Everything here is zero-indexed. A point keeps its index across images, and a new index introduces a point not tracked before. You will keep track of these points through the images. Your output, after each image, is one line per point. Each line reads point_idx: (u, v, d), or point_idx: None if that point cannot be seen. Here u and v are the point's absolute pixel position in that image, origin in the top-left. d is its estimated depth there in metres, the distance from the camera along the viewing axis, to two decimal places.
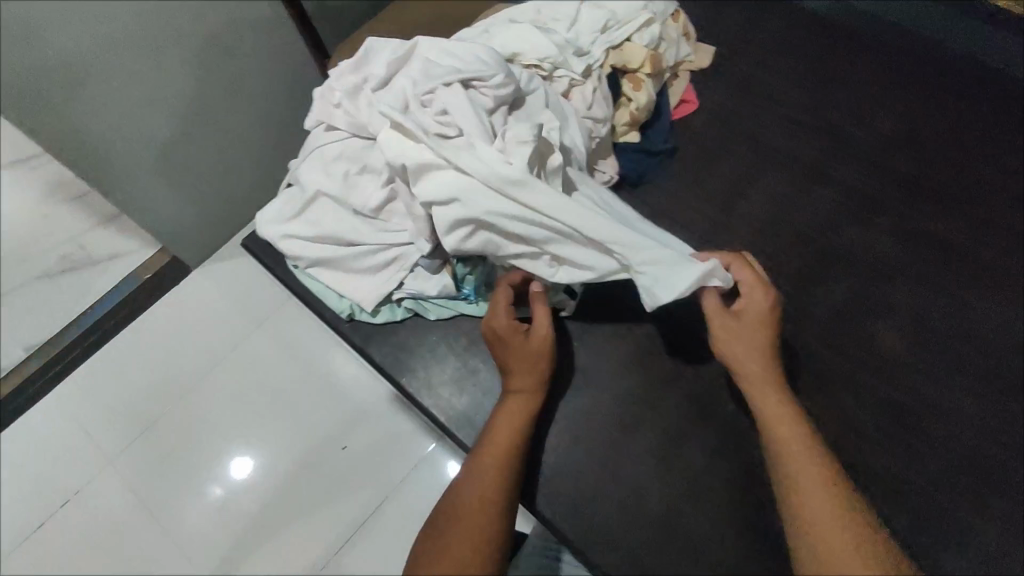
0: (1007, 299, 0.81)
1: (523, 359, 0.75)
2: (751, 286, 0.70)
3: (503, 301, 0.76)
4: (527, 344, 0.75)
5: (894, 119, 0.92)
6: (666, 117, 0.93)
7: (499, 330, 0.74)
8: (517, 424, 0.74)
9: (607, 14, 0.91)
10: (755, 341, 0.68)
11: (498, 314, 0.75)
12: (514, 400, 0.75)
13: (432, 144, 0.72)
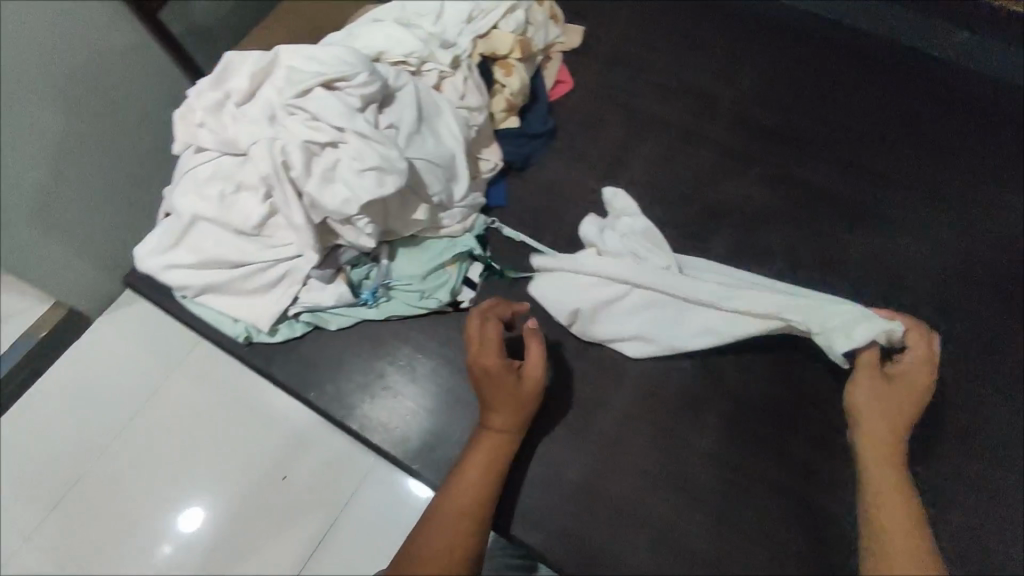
0: (891, 235, 0.87)
1: (510, 396, 0.69)
2: (917, 348, 0.67)
3: (495, 340, 0.70)
4: (520, 385, 0.70)
5: (755, 78, 0.98)
6: (543, 101, 0.95)
7: (490, 368, 0.69)
8: (493, 462, 0.68)
9: (471, 5, 0.91)
10: (894, 403, 0.65)
11: (485, 352, 0.70)
12: (488, 435, 0.69)
13: (318, 178, 0.75)
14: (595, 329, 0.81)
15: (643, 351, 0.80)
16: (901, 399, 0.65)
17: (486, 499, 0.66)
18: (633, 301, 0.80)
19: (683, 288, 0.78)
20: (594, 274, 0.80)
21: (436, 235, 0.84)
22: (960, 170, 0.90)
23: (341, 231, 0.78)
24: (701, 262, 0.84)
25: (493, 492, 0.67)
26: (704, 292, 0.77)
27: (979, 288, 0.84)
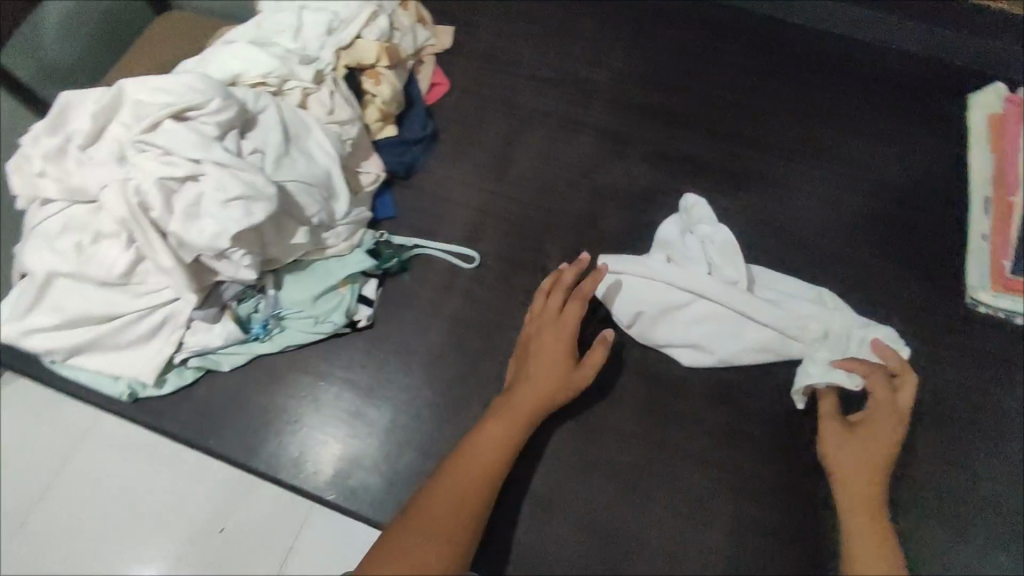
0: (771, 196, 0.90)
1: (556, 374, 0.71)
2: (882, 389, 0.70)
3: (570, 314, 0.74)
4: (573, 372, 0.72)
5: (627, 58, 0.99)
6: (419, 106, 0.94)
7: (549, 337, 0.73)
8: (503, 440, 0.67)
9: (328, 15, 0.87)
10: (868, 445, 0.68)
11: (554, 325, 0.74)
12: (512, 410, 0.69)
13: (184, 213, 0.69)
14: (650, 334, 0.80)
15: (697, 361, 0.79)
16: (873, 442, 0.68)
17: (489, 478, 0.65)
18: (690, 315, 0.80)
19: (734, 301, 0.77)
20: (666, 280, 0.79)
21: (323, 257, 0.82)
22: (830, 125, 0.94)
23: (217, 267, 0.74)
24: (764, 273, 0.83)
25: (498, 472, 0.66)
26: (773, 313, 0.77)
27: (860, 234, 0.88)
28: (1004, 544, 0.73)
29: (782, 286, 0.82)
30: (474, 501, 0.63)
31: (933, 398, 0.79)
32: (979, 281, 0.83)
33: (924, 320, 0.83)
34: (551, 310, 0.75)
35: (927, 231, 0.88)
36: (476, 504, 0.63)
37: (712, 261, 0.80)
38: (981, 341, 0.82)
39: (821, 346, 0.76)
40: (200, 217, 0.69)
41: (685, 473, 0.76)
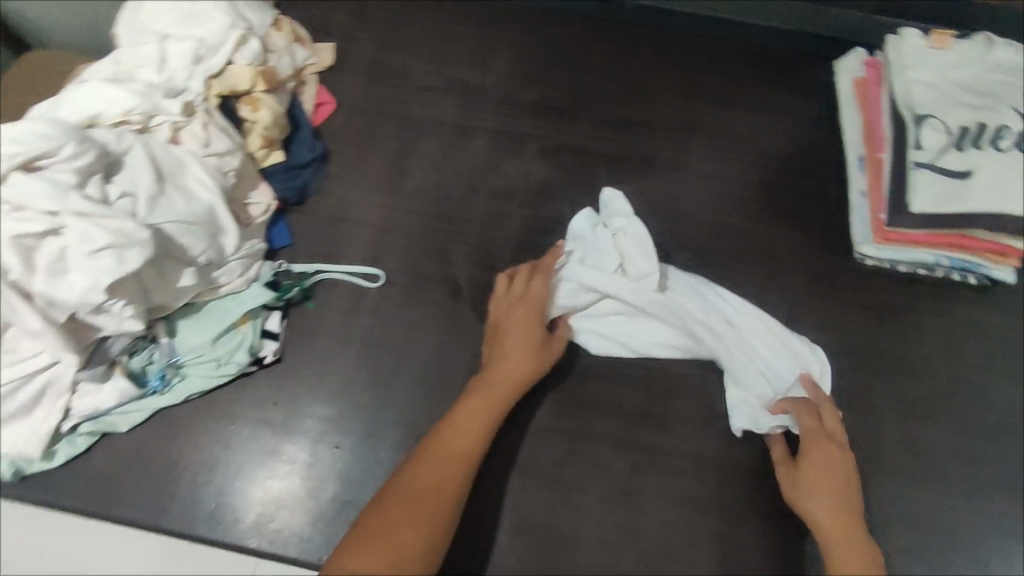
0: (666, 179, 0.92)
1: (531, 348, 0.75)
2: (810, 423, 0.72)
3: (536, 293, 0.78)
4: (545, 346, 0.77)
5: (512, 60, 0.99)
6: (306, 127, 0.91)
7: (520, 315, 0.77)
8: (482, 418, 0.71)
9: (192, 41, 0.82)
10: (822, 481, 0.69)
11: (524, 302, 0.78)
12: (490, 387, 0.73)
13: (49, 270, 0.64)
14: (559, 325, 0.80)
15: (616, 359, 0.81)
16: (826, 485, 0.69)
17: (468, 456, 0.69)
18: (604, 316, 0.81)
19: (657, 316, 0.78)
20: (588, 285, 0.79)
21: (217, 296, 0.78)
22: (712, 104, 0.97)
23: (97, 323, 0.68)
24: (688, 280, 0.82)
25: (477, 448, 0.70)
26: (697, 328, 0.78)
27: (752, 204, 0.91)
28: (912, 477, 0.77)
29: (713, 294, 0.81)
30: (453, 479, 0.67)
31: (835, 352, 0.83)
32: (863, 237, 0.87)
33: (819, 280, 0.87)
34: (516, 291, 0.79)
35: (811, 195, 0.92)
36: (456, 481, 0.67)
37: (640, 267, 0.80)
38: (870, 292, 0.87)
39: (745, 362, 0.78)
40: (68, 272, 0.65)
41: (617, 460, 0.76)
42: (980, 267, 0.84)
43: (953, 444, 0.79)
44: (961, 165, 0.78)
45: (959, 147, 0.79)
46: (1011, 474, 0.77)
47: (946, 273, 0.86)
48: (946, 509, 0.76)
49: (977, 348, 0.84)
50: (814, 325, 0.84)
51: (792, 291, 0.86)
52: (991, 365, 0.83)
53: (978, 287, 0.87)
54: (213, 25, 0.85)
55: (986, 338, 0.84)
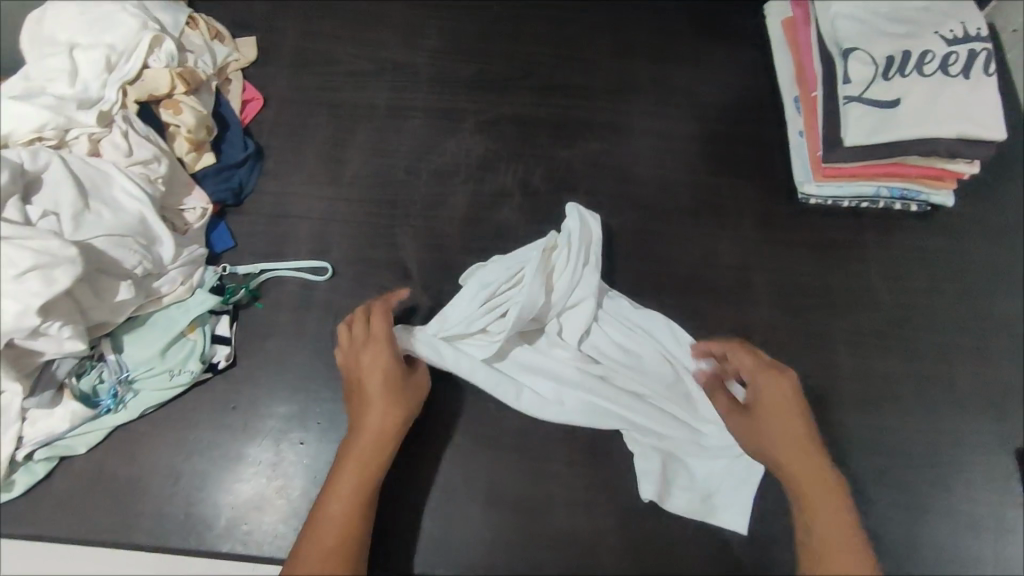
0: (606, 140, 0.92)
1: (388, 393, 0.70)
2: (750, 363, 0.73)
3: (381, 333, 0.72)
4: (405, 384, 0.71)
5: (440, 35, 0.97)
6: (236, 126, 0.88)
7: (371, 360, 0.71)
8: (356, 486, 0.66)
9: (102, 49, 0.79)
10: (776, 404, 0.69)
11: (367, 349, 0.72)
12: (356, 451, 0.67)
13: None
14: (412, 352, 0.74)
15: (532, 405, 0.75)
16: (788, 425, 0.68)
17: (353, 522, 0.64)
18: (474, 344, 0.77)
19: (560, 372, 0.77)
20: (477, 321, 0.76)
21: (160, 307, 0.76)
22: (646, 59, 0.97)
23: (36, 346, 0.66)
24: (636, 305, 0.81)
25: (359, 518, 0.64)
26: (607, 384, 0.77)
27: (693, 156, 0.91)
28: (870, 404, 0.78)
29: (664, 331, 0.79)
30: (344, 548, 0.62)
31: (787, 291, 0.84)
32: (804, 175, 0.87)
33: (766, 223, 0.88)
34: (360, 334, 0.73)
35: (752, 141, 0.92)
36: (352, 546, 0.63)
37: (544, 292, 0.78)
38: (816, 230, 0.87)
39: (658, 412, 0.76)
40: None
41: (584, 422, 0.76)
42: (919, 194, 0.85)
43: (906, 368, 0.80)
44: (890, 94, 0.79)
45: (885, 77, 0.80)
46: (962, 391, 0.79)
47: (887, 203, 0.87)
48: (903, 431, 0.77)
49: (922, 273, 0.85)
50: (765, 268, 0.85)
51: (741, 237, 0.87)
52: (936, 288, 0.84)
53: (918, 214, 0.88)
54: (120, 29, 0.81)
55: (929, 262, 0.86)
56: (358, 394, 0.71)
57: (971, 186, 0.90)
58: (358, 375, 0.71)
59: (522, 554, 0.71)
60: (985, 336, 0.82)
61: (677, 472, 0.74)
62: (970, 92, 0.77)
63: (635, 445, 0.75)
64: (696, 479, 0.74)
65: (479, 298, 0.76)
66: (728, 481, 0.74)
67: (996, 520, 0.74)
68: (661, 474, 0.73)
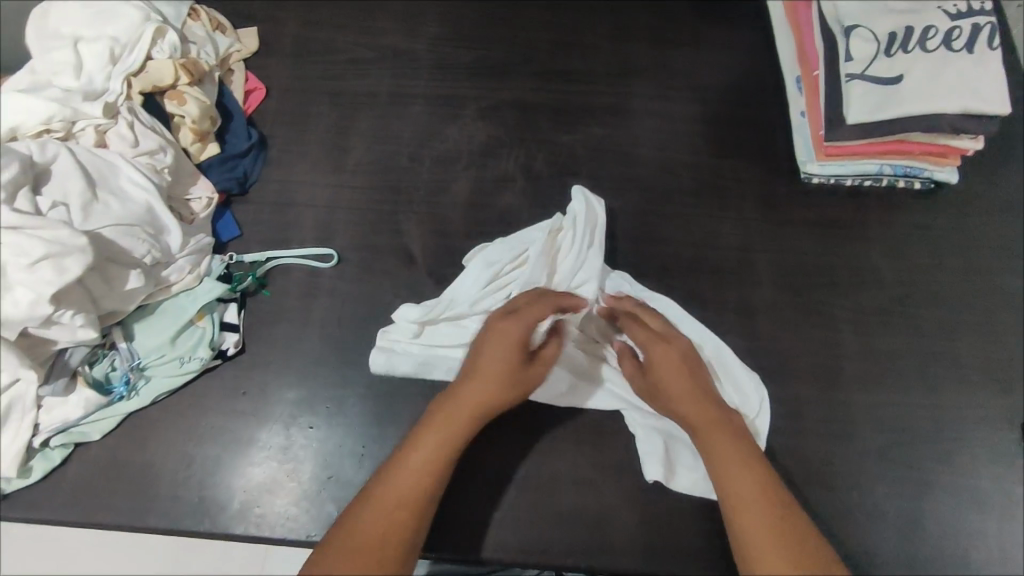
0: (607, 123, 0.92)
1: (508, 375, 0.67)
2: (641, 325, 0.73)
3: (531, 312, 0.70)
4: (524, 370, 0.68)
5: (439, 22, 0.97)
6: (239, 116, 0.89)
7: (514, 340, 0.68)
8: (432, 455, 0.64)
9: (105, 42, 0.80)
10: (666, 356, 0.70)
11: (514, 324, 0.69)
12: (445, 421, 0.65)
13: None
14: (403, 366, 0.77)
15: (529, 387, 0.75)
16: (678, 379, 0.69)
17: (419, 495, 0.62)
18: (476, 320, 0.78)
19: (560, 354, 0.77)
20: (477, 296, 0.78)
21: (169, 295, 0.77)
22: (647, 41, 0.96)
23: (49, 335, 0.67)
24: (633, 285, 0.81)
25: (429, 486, 0.63)
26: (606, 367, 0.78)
27: (695, 137, 0.91)
28: (873, 382, 0.79)
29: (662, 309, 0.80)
30: (407, 511, 0.61)
31: (791, 271, 0.84)
32: (806, 155, 0.87)
33: (770, 203, 0.87)
34: (509, 307, 0.71)
35: (754, 121, 0.92)
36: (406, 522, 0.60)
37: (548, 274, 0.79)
38: (820, 209, 0.87)
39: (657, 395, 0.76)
40: (8, 288, 0.64)
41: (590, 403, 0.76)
42: (922, 171, 0.84)
43: (909, 345, 0.80)
44: (892, 71, 0.79)
45: (888, 54, 0.79)
46: (965, 368, 0.80)
47: (891, 181, 0.87)
48: (907, 408, 0.78)
49: (926, 251, 0.85)
50: (768, 249, 0.85)
51: (744, 218, 0.87)
52: (939, 266, 0.84)
53: (922, 191, 0.88)
54: (123, 21, 0.82)
55: (933, 240, 0.85)
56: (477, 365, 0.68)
57: (975, 163, 0.89)
58: (485, 347, 0.69)
59: (530, 533, 0.72)
60: (990, 313, 0.82)
61: (680, 450, 0.74)
62: (973, 67, 0.77)
63: (635, 425, 0.75)
64: (700, 457, 0.74)
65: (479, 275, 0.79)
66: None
67: (1000, 495, 0.74)
68: (664, 454, 0.73)
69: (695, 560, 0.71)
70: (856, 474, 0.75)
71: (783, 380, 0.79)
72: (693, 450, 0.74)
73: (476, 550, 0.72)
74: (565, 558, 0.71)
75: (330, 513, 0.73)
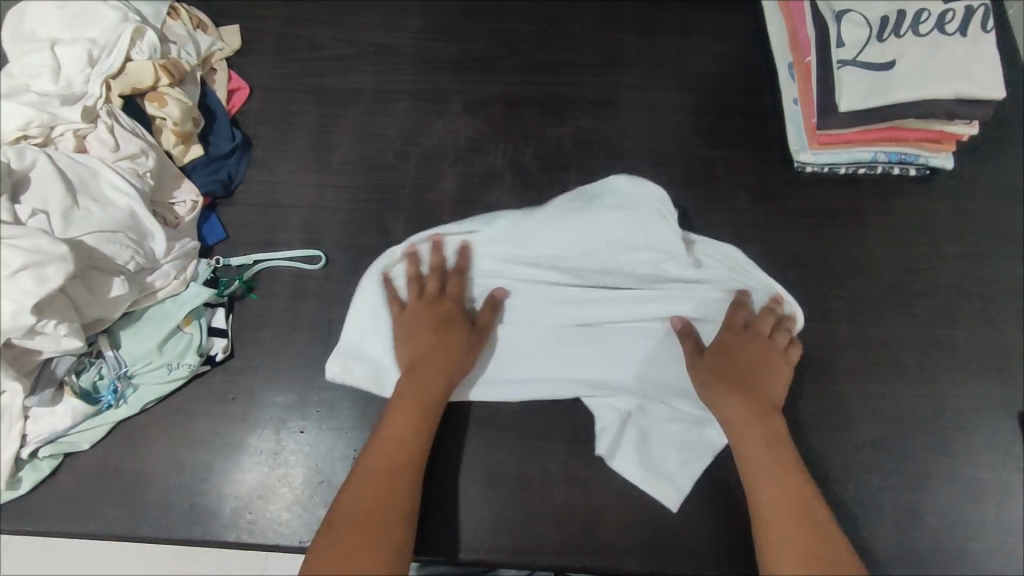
0: (595, 115, 0.90)
1: (457, 344, 0.74)
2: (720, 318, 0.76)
3: (454, 291, 0.77)
4: (470, 338, 0.75)
5: (423, 15, 0.96)
6: (223, 116, 0.88)
7: (438, 315, 0.75)
8: (412, 433, 0.69)
9: (83, 44, 0.78)
10: (728, 353, 0.73)
11: (438, 302, 0.76)
12: (416, 391, 0.71)
13: None
14: (355, 375, 0.76)
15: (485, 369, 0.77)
16: (736, 376, 0.72)
17: (410, 451, 0.68)
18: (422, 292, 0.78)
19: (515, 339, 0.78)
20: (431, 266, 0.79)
21: (156, 301, 0.76)
22: (635, 30, 0.95)
23: (33, 345, 0.66)
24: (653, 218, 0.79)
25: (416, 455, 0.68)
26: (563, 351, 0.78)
27: (684, 127, 0.90)
28: (869, 372, 0.78)
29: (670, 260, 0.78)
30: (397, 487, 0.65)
31: (785, 262, 0.83)
32: (800, 145, 0.86)
33: (762, 193, 0.86)
34: (433, 292, 0.77)
35: (745, 110, 0.91)
36: (402, 485, 0.66)
37: (548, 234, 0.79)
38: (813, 198, 0.86)
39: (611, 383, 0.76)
40: None
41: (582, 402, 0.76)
42: (917, 157, 0.83)
43: (905, 334, 0.80)
44: (885, 56, 0.77)
45: (880, 39, 0.78)
46: (962, 356, 0.79)
47: (885, 169, 0.86)
48: (904, 398, 0.77)
49: (921, 238, 0.84)
50: (761, 240, 0.84)
51: (735, 209, 0.86)
52: (935, 253, 0.83)
53: (916, 177, 0.87)
54: (101, 23, 0.80)
55: (928, 227, 0.84)
56: (411, 350, 0.74)
57: (970, 148, 0.88)
58: (414, 333, 0.74)
59: (524, 533, 0.71)
60: (987, 300, 0.81)
61: (630, 433, 0.74)
62: (968, 51, 0.75)
63: (591, 402, 0.75)
64: (648, 444, 0.74)
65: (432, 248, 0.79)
66: (677, 451, 0.74)
67: (998, 483, 0.74)
68: (615, 432, 0.74)
69: (690, 557, 0.71)
70: (853, 466, 0.74)
71: None
72: (642, 436, 0.74)
73: (469, 551, 0.71)
74: (559, 558, 0.71)
75: (323, 517, 0.73)
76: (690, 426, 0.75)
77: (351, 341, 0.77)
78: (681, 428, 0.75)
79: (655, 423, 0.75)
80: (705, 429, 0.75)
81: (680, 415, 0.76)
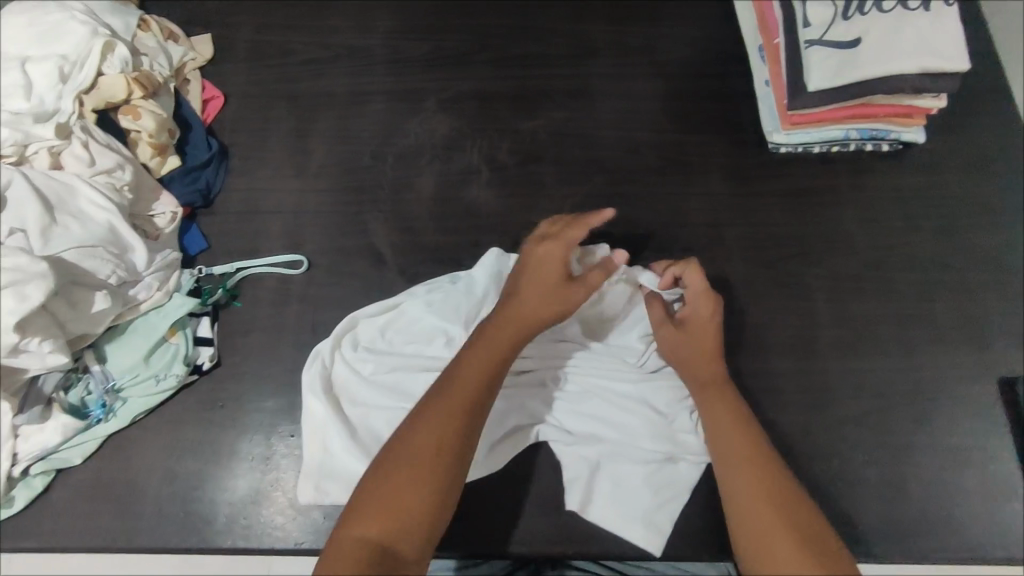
0: (568, 107, 0.91)
1: (548, 293, 0.67)
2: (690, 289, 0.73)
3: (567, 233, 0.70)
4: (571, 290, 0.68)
5: (393, 15, 0.96)
6: (198, 126, 0.88)
7: (545, 256, 0.69)
8: (477, 373, 0.63)
9: (53, 59, 0.78)
10: (698, 327, 0.71)
11: (551, 240, 0.70)
12: (502, 330, 0.66)
13: None
14: (331, 493, 0.72)
15: None
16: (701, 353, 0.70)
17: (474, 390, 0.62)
18: (372, 351, 0.77)
19: None
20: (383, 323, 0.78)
21: (140, 314, 0.76)
22: (604, 21, 0.95)
23: (19, 364, 0.66)
24: None
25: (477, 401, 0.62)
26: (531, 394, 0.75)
27: (658, 116, 0.90)
28: (850, 347, 0.79)
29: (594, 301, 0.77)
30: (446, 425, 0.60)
31: (764, 243, 0.84)
32: (772, 125, 0.87)
33: (738, 176, 0.87)
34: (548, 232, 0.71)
35: (718, 95, 0.91)
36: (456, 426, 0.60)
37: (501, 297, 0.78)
38: (790, 178, 0.87)
39: (580, 427, 0.75)
40: None
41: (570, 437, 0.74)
42: (888, 133, 0.84)
43: (884, 309, 0.80)
44: (850, 34, 0.78)
45: (844, 18, 0.79)
46: (941, 325, 0.80)
47: (859, 145, 0.87)
48: (884, 370, 0.78)
49: (897, 212, 0.85)
50: (738, 223, 0.85)
51: (713, 193, 0.86)
52: (909, 226, 0.84)
53: (890, 153, 0.88)
54: (71, 37, 0.80)
55: (902, 201, 0.85)
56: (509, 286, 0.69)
57: (940, 122, 0.89)
58: (522, 270, 0.70)
59: (516, 524, 0.72)
60: (962, 269, 0.82)
61: (601, 480, 0.73)
62: (930, 25, 0.76)
63: (561, 452, 0.74)
64: (624, 487, 0.72)
65: (383, 306, 0.79)
66: (654, 491, 0.72)
67: (979, 450, 0.75)
68: (586, 483, 0.72)
69: (683, 538, 0.72)
70: (837, 440, 0.75)
71: (762, 353, 0.79)
72: (615, 480, 0.73)
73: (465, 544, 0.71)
74: (553, 546, 0.71)
75: (316, 518, 0.73)
76: (662, 465, 0.73)
77: (316, 459, 0.73)
78: (654, 468, 0.72)
79: (627, 467, 0.73)
80: (676, 466, 0.73)
81: (651, 454, 0.73)
